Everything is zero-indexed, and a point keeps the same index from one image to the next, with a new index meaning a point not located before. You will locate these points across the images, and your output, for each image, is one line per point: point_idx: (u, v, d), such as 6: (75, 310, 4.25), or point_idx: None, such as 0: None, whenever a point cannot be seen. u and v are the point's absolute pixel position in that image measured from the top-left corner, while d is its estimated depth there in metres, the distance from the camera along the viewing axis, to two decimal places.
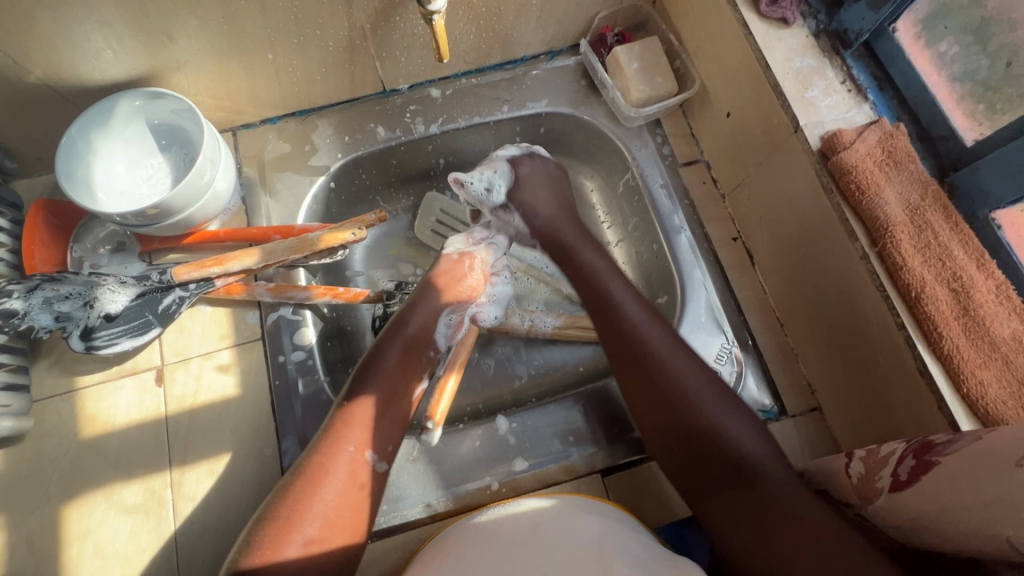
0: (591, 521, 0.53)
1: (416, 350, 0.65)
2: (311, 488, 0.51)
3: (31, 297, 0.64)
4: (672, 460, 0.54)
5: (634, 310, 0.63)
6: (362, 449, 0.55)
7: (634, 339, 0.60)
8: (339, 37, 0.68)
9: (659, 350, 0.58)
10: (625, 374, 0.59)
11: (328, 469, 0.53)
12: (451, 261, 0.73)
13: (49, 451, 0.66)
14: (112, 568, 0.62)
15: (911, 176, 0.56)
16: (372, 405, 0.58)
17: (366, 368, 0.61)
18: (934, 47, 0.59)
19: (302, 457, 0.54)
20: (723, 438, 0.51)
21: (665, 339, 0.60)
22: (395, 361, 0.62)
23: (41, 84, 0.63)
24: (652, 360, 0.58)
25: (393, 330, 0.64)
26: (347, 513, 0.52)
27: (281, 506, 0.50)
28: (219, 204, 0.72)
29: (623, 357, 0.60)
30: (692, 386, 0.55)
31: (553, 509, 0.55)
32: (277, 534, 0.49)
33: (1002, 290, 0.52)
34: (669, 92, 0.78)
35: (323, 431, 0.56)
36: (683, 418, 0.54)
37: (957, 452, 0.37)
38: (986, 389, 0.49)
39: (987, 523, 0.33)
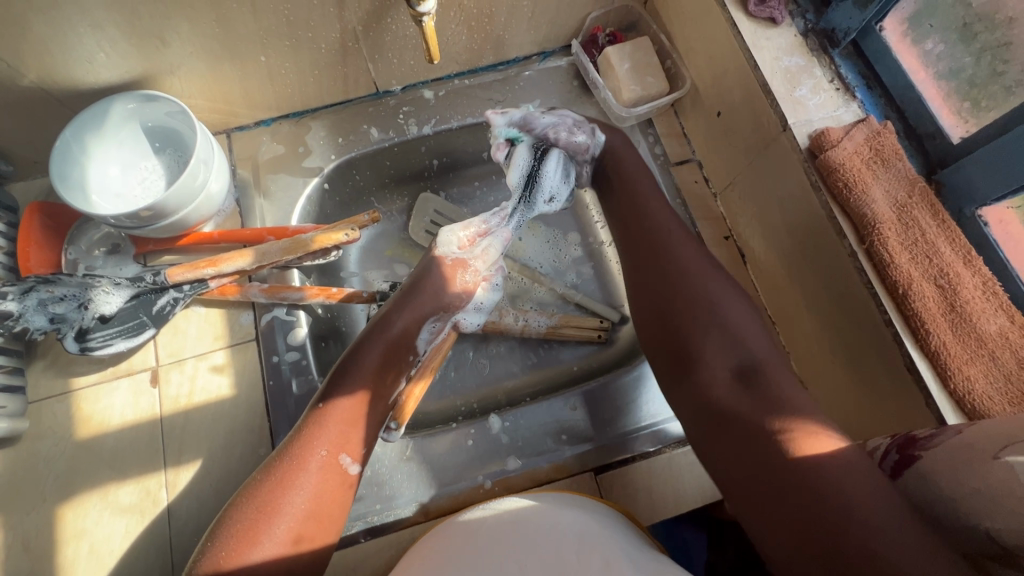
0: (580, 518, 0.53)
1: (397, 354, 0.65)
2: (281, 491, 0.52)
3: (26, 299, 0.65)
4: (670, 353, 0.57)
5: (664, 213, 0.65)
6: (335, 453, 0.56)
7: (658, 237, 0.63)
8: (331, 40, 0.69)
9: (680, 251, 0.61)
10: (640, 268, 0.62)
11: (299, 472, 0.53)
12: (443, 262, 0.70)
13: (45, 452, 0.66)
14: (107, 568, 0.62)
15: (898, 174, 0.56)
16: (346, 409, 0.58)
17: (343, 371, 0.61)
18: (920, 45, 0.60)
19: (271, 461, 0.55)
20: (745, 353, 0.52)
21: (687, 245, 0.62)
22: (375, 365, 0.62)
23: (35, 87, 0.63)
24: (670, 257, 0.61)
25: (376, 331, 0.64)
26: (316, 517, 0.53)
27: (250, 507, 0.51)
28: (212, 206, 0.72)
29: (643, 253, 0.63)
30: (715, 297, 0.57)
31: (539, 508, 0.54)
32: (245, 535, 0.49)
33: (989, 287, 0.52)
34: (661, 92, 0.79)
35: (296, 432, 0.57)
36: (694, 311, 0.56)
37: (941, 446, 0.37)
38: (973, 385, 0.49)
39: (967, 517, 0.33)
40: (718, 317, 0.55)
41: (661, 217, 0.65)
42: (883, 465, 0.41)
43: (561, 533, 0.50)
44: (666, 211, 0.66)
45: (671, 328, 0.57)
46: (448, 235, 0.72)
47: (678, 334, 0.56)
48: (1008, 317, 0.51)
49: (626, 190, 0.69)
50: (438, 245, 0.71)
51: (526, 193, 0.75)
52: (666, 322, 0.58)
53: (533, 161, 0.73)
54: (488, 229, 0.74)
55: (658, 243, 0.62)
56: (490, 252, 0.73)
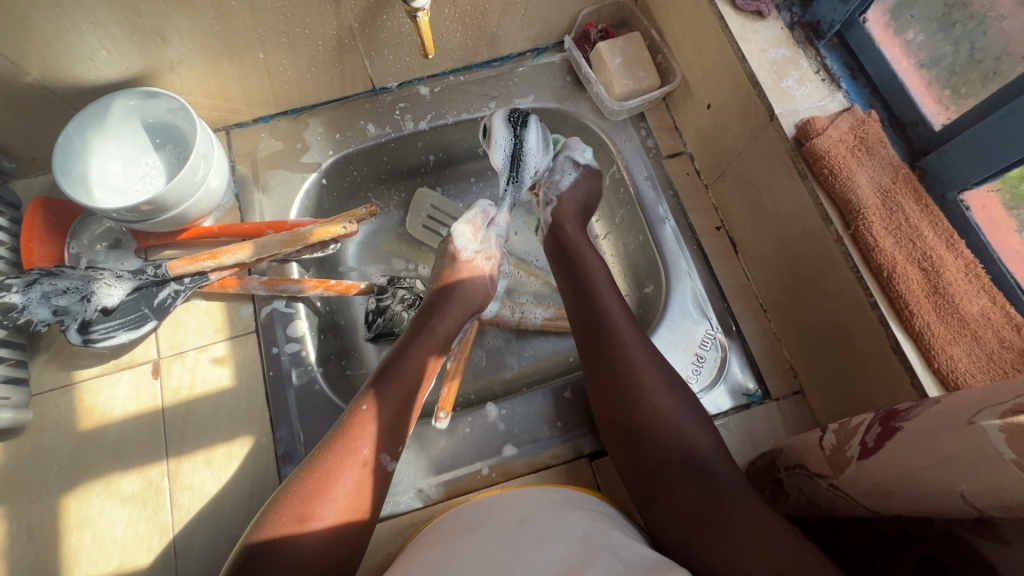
0: (579, 521, 0.53)
1: (438, 359, 0.67)
2: (324, 487, 0.52)
3: (30, 292, 0.66)
4: (629, 455, 0.59)
5: (614, 303, 0.67)
6: (376, 452, 0.56)
7: (609, 336, 0.64)
8: (329, 36, 0.70)
9: (631, 352, 0.63)
10: (596, 368, 0.63)
11: (341, 470, 0.53)
12: (469, 264, 0.75)
13: (47, 444, 0.67)
14: (110, 557, 0.63)
15: (882, 161, 0.58)
16: (389, 406, 0.59)
17: (385, 370, 0.62)
18: (902, 35, 0.61)
19: (315, 456, 0.55)
20: (677, 439, 0.57)
21: (638, 346, 0.63)
22: (416, 371, 0.63)
23: (38, 84, 0.65)
24: (621, 359, 0.62)
25: (422, 337, 0.66)
26: (353, 517, 0.53)
27: (292, 502, 0.51)
28: (212, 200, 0.74)
29: (597, 352, 0.64)
30: (648, 379, 0.61)
31: (539, 510, 0.56)
32: (289, 526, 0.49)
33: (971, 269, 0.53)
34: (652, 86, 0.80)
35: (337, 430, 0.57)
36: (644, 414, 0.59)
37: (919, 417, 0.38)
38: (957, 363, 0.50)
39: (944, 481, 0.35)
40: (666, 420, 0.58)
41: (614, 308, 0.67)
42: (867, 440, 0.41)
43: (559, 532, 0.51)
44: (618, 301, 0.68)
45: (627, 431, 0.59)
46: (460, 228, 0.76)
47: (634, 435, 0.58)
48: (990, 297, 0.52)
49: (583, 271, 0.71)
50: (459, 251, 0.75)
51: (514, 172, 0.80)
52: (623, 424, 0.59)
53: (513, 138, 0.78)
54: (491, 213, 0.80)
55: (609, 345, 0.63)
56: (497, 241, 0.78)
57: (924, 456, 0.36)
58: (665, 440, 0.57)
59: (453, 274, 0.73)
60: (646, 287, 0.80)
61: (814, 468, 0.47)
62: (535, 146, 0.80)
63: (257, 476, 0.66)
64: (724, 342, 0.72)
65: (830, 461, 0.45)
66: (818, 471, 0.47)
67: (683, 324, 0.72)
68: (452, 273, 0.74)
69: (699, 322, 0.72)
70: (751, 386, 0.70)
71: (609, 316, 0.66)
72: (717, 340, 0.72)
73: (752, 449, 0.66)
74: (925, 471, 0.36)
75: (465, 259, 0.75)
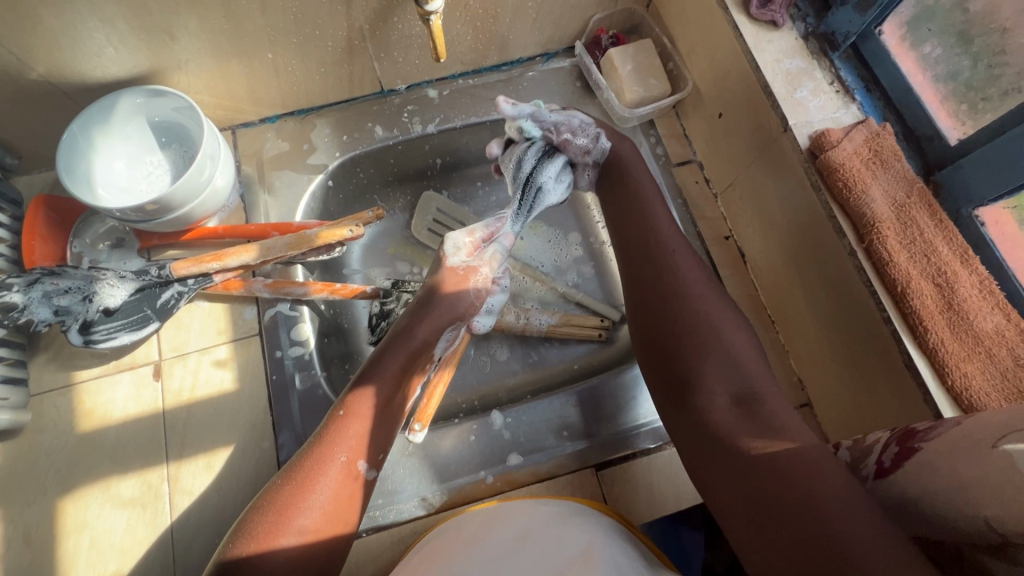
0: (578, 533, 0.53)
1: (417, 363, 0.64)
2: (298, 496, 0.50)
3: (31, 291, 0.65)
4: (663, 365, 0.57)
5: (662, 221, 0.66)
6: (355, 458, 0.54)
7: (658, 247, 0.64)
8: (338, 38, 0.69)
9: (681, 264, 0.62)
10: (642, 272, 0.63)
11: (318, 477, 0.52)
12: (454, 271, 0.67)
13: (45, 446, 0.66)
14: (108, 561, 0.62)
15: (897, 175, 0.57)
16: (372, 411, 0.57)
17: (367, 367, 0.60)
18: (918, 48, 0.61)
19: (292, 463, 0.53)
20: (728, 354, 0.55)
21: (687, 255, 0.64)
22: (396, 370, 0.61)
23: (43, 81, 0.64)
24: (670, 269, 0.62)
25: (397, 343, 0.62)
26: (332, 525, 0.51)
27: (268, 510, 0.49)
28: (218, 201, 0.73)
29: (648, 267, 0.63)
30: (698, 292, 0.60)
31: (539, 524, 0.55)
32: (264, 538, 0.48)
33: (985, 285, 0.53)
34: (663, 93, 0.80)
35: (315, 438, 0.55)
36: (691, 323, 0.57)
37: (940, 437, 0.37)
38: (971, 381, 0.50)
39: (966, 505, 0.34)
40: (714, 330, 0.56)
41: (664, 226, 0.66)
42: (883, 460, 0.41)
43: (561, 548, 0.51)
44: (668, 221, 0.67)
45: (666, 342, 0.58)
46: (456, 237, 0.69)
47: (673, 345, 0.57)
48: (1004, 315, 0.52)
49: (624, 200, 0.70)
50: (447, 254, 0.68)
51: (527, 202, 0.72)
52: (664, 335, 0.58)
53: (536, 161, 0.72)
54: (495, 232, 0.71)
55: (660, 257, 0.63)
56: (497, 257, 0.70)
57: (945, 477, 0.35)
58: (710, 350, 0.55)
59: (436, 283, 0.67)
60: None
61: None
62: (552, 176, 0.72)
63: (258, 482, 0.65)
64: None
65: None
66: None
67: None
68: (438, 279, 0.67)
69: None
70: None
71: (659, 232, 0.65)
72: None
73: None
74: (946, 493, 0.35)
75: (452, 264, 0.68)
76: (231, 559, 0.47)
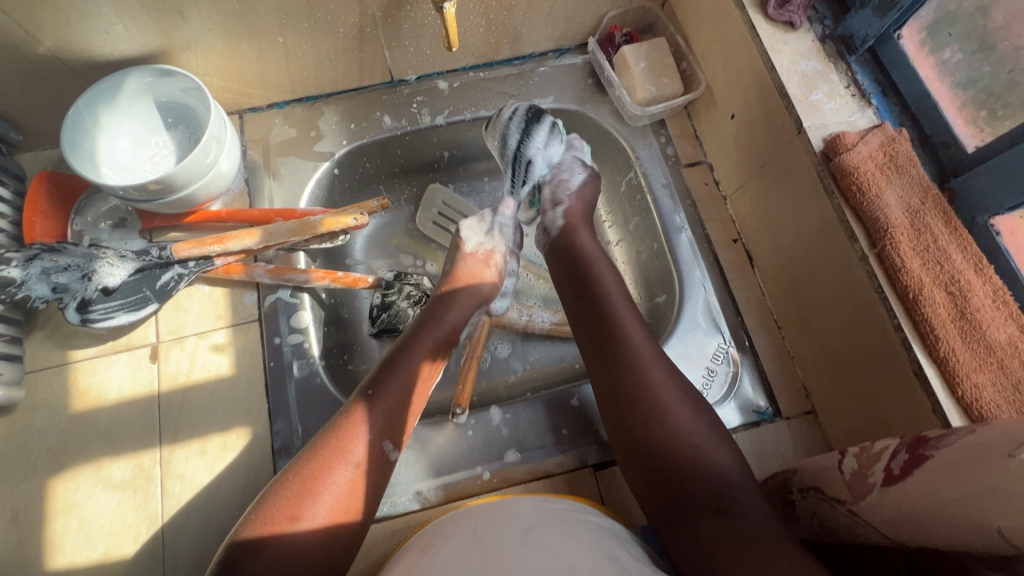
0: (585, 537, 0.51)
1: (446, 349, 0.64)
2: (326, 468, 0.51)
3: (29, 267, 0.64)
4: (643, 476, 0.56)
5: (625, 316, 0.64)
6: (381, 438, 0.55)
7: (627, 356, 0.60)
8: (350, 24, 0.69)
9: (648, 368, 0.60)
10: (599, 365, 0.62)
11: (347, 454, 0.52)
12: (473, 256, 0.71)
13: (38, 424, 0.65)
14: (96, 544, 0.61)
15: (912, 180, 0.56)
16: (394, 392, 0.57)
17: (398, 350, 0.61)
18: (938, 54, 0.60)
19: (321, 435, 0.54)
20: (695, 458, 0.54)
21: (643, 342, 0.62)
22: (427, 353, 0.62)
23: (50, 55, 0.63)
24: (640, 380, 0.59)
25: (430, 326, 0.64)
26: (354, 505, 0.51)
27: (295, 484, 0.49)
28: (222, 184, 0.72)
29: (605, 357, 0.61)
30: (658, 385, 0.58)
31: (547, 522, 0.53)
32: (290, 511, 0.48)
33: (999, 295, 0.52)
34: (675, 93, 0.79)
35: (343, 413, 0.55)
36: (664, 438, 0.55)
37: (950, 446, 0.36)
38: (982, 392, 0.49)
39: (979, 515, 0.32)
40: (685, 443, 0.55)
41: (632, 324, 0.63)
42: (893, 467, 0.39)
43: (564, 547, 0.49)
44: (633, 318, 0.64)
45: (642, 453, 0.57)
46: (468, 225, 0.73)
47: (649, 459, 0.56)
48: (1017, 326, 0.51)
49: (588, 290, 0.68)
50: (464, 242, 0.72)
51: (518, 172, 0.79)
52: (640, 449, 0.57)
53: (522, 134, 0.76)
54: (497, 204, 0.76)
55: (629, 365, 0.60)
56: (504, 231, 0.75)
57: (956, 486, 0.34)
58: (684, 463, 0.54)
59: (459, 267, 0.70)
60: (657, 297, 0.78)
61: (831, 492, 0.46)
62: (541, 144, 0.77)
63: (251, 469, 0.65)
64: (737, 357, 0.70)
65: (850, 486, 0.44)
66: (835, 496, 0.45)
67: (696, 336, 0.71)
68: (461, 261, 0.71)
69: (711, 336, 0.71)
70: (762, 403, 0.68)
71: (623, 331, 0.62)
72: (730, 355, 0.70)
73: (760, 469, 0.64)
74: (959, 502, 0.33)
75: (471, 251, 0.72)
76: (255, 530, 0.47)
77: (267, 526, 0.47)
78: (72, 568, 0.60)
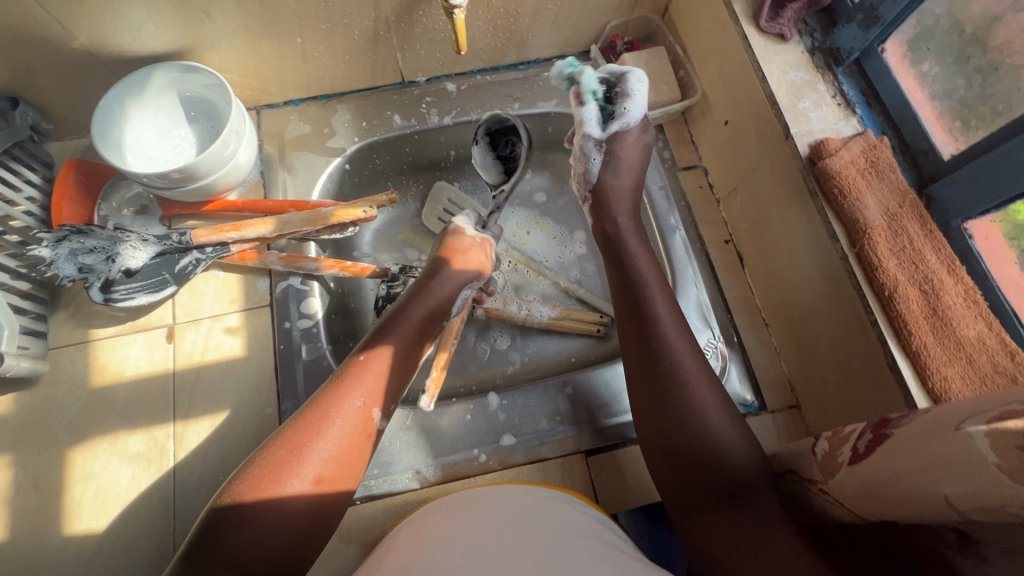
0: (577, 524, 0.54)
1: (436, 318, 0.68)
2: (315, 431, 0.53)
3: (58, 247, 0.68)
4: (663, 459, 0.58)
5: (664, 313, 0.65)
6: (369, 406, 0.57)
7: (655, 347, 0.63)
8: (365, 27, 0.73)
9: (683, 367, 0.61)
10: (631, 349, 0.65)
11: (333, 420, 0.54)
12: (469, 240, 0.76)
13: (60, 397, 0.69)
14: (111, 511, 0.65)
15: (891, 185, 0.59)
16: (388, 361, 0.60)
17: (386, 324, 0.64)
18: (918, 67, 0.63)
19: (307, 405, 0.56)
20: (715, 440, 0.56)
21: (672, 328, 0.64)
22: (417, 323, 0.65)
23: (84, 50, 0.67)
24: (673, 377, 0.60)
25: (421, 295, 0.68)
26: (340, 470, 0.53)
27: (282, 448, 0.51)
28: (239, 175, 0.76)
29: (636, 341, 0.64)
30: (684, 371, 0.61)
31: (536, 510, 0.56)
32: (275, 475, 0.50)
33: (970, 295, 0.55)
34: (672, 99, 0.83)
35: (331, 381, 0.58)
36: (691, 432, 0.57)
37: (909, 425, 0.39)
38: (951, 385, 0.52)
39: (927, 484, 0.35)
40: (711, 440, 0.56)
41: (666, 319, 0.65)
42: (858, 447, 0.42)
43: (558, 532, 0.52)
44: (668, 311, 0.66)
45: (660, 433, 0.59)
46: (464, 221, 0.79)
47: (672, 452, 0.57)
48: (986, 323, 0.54)
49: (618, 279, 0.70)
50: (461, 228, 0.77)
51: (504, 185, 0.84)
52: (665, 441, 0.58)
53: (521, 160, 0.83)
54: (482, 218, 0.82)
55: (662, 362, 0.62)
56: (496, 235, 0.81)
57: (910, 460, 0.37)
58: (710, 461, 0.55)
59: (454, 244, 0.75)
60: None
61: (806, 474, 0.49)
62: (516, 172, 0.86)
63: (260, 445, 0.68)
64: (725, 352, 0.73)
65: (821, 466, 0.47)
66: (809, 477, 0.48)
67: None
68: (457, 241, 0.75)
69: (701, 330, 0.74)
70: (748, 397, 0.71)
71: (660, 328, 0.64)
72: (719, 349, 0.73)
73: None
74: (911, 474, 0.36)
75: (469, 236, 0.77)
76: (240, 492, 0.49)
77: (259, 484, 0.49)
78: (88, 533, 0.64)
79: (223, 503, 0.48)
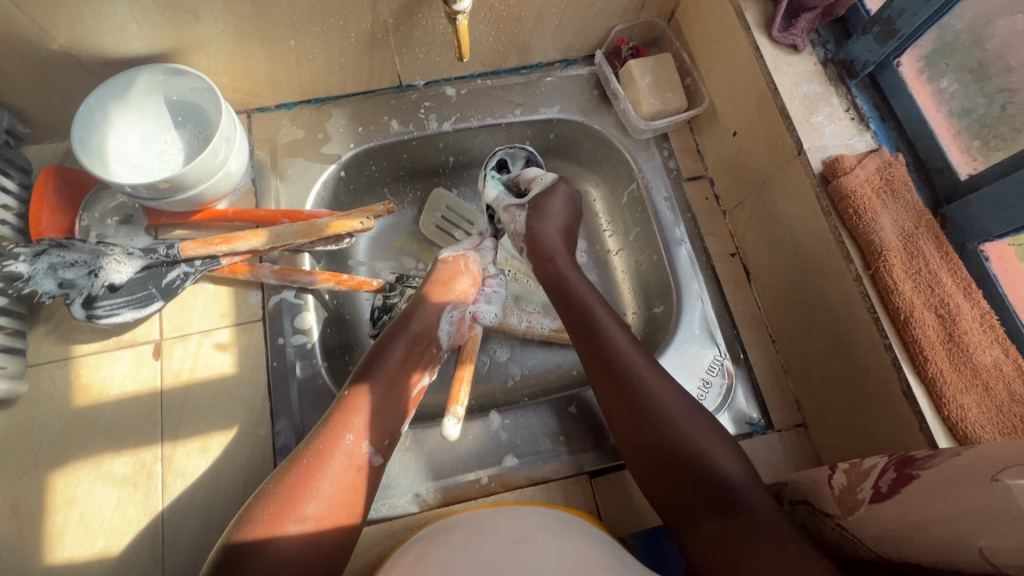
0: (578, 547, 0.51)
1: (420, 349, 0.66)
2: (309, 472, 0.51)
3: (36, 262, 0.64)
4: (658, 480, 0.55)
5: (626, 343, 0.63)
6: (362, 440, 0.56)
7: (622, 373, 0.61)
8: (362, 29, 0.69)
9: (652, 389, 0.59)
10: (599, 377, 0.62)
11: (328, 457, 0.53)
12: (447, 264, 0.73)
13: (40, 418, 0.66)
14: (96, 538, 0.62)
15: (906, 205, 0.58)
16: (378, 394, 0.59)
17: (372, 359, 0.62)
18: (935, 83, 0.62)
19: (302, 444, 0.55)
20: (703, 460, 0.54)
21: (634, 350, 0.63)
22: (401, 355, 0.64)
23: (63, 51, 0.63)
24: (655, 407, 0.58)
25: (397, 328, 0.66)
26: (341, 506, 0.51)
27: (278, 489, 0.50)
28: (230, 183, 0.73)
29: (601, 369, 0.62)
30: (657, 393, 0.59)
31: (536, 532, 0.53)
32: (272, 518, 0.48)
33: (986, 319, 0.54)
34: (678, 108, 0.80)
35: (325, 418, 0.57)
36: (680, 462, 0.54)
37: (936, 467, 0.39)
38: (967, 413, 0.50)
39: (960, 534, 0.35)
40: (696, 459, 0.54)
41: (624, 343, 0.63)
42: (880, 484, 0.41)
43: (556, 556, 0.48)
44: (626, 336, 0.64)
45: (650, 459, 0.56)
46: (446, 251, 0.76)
47: (664, 483, 0.55)
48: (1003, 349, 0.53)
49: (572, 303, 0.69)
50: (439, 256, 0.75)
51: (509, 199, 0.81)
52: (654, 472, 0.56)
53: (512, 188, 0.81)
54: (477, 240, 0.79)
55: (632, 385, 0.60)
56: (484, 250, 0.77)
57: (941, 506, 0.36)
58: (704, 488, 0.52)
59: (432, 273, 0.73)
60: (655, 307, 0.80)
61: (820, 506, 0.47)
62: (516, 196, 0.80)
63: (253, 467, 0.65)
64: (731, 369, 0.72)
65: (838, 500, 0.45)
66: (823, 509, 0.47)
67: (692, 349, 0.72)
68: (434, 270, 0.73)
69: (707, 347, 0.72)
70: (754, 415, 0.70)
71: (628, 361, 0.61)
72: (725, 367, 0.72)
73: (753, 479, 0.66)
74: (944, 521, 0.36)
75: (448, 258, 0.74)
76: (236, 539, 0.47)
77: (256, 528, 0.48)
78: (72, 561, 0.61)
79: (231, 541, 0.47)
